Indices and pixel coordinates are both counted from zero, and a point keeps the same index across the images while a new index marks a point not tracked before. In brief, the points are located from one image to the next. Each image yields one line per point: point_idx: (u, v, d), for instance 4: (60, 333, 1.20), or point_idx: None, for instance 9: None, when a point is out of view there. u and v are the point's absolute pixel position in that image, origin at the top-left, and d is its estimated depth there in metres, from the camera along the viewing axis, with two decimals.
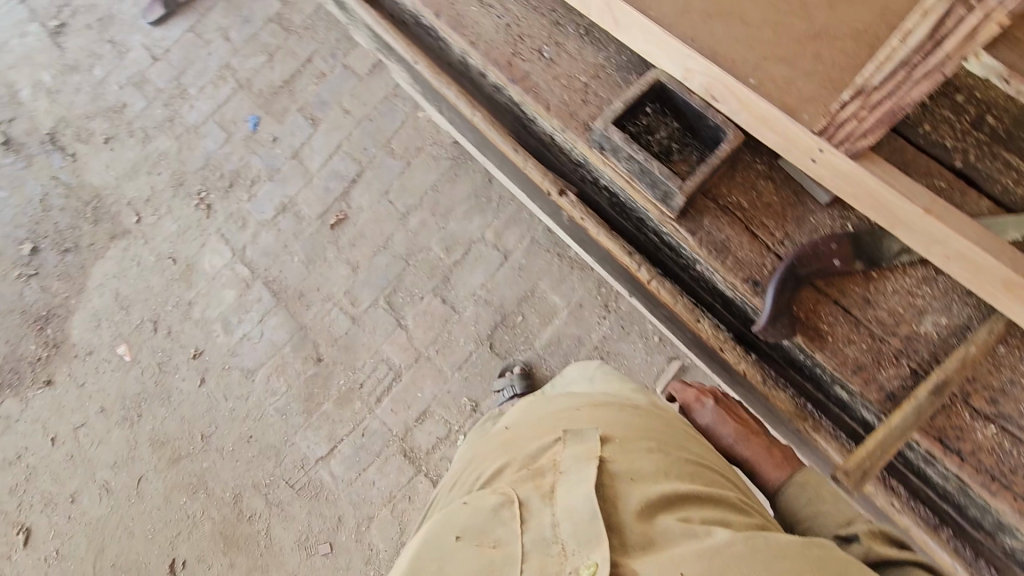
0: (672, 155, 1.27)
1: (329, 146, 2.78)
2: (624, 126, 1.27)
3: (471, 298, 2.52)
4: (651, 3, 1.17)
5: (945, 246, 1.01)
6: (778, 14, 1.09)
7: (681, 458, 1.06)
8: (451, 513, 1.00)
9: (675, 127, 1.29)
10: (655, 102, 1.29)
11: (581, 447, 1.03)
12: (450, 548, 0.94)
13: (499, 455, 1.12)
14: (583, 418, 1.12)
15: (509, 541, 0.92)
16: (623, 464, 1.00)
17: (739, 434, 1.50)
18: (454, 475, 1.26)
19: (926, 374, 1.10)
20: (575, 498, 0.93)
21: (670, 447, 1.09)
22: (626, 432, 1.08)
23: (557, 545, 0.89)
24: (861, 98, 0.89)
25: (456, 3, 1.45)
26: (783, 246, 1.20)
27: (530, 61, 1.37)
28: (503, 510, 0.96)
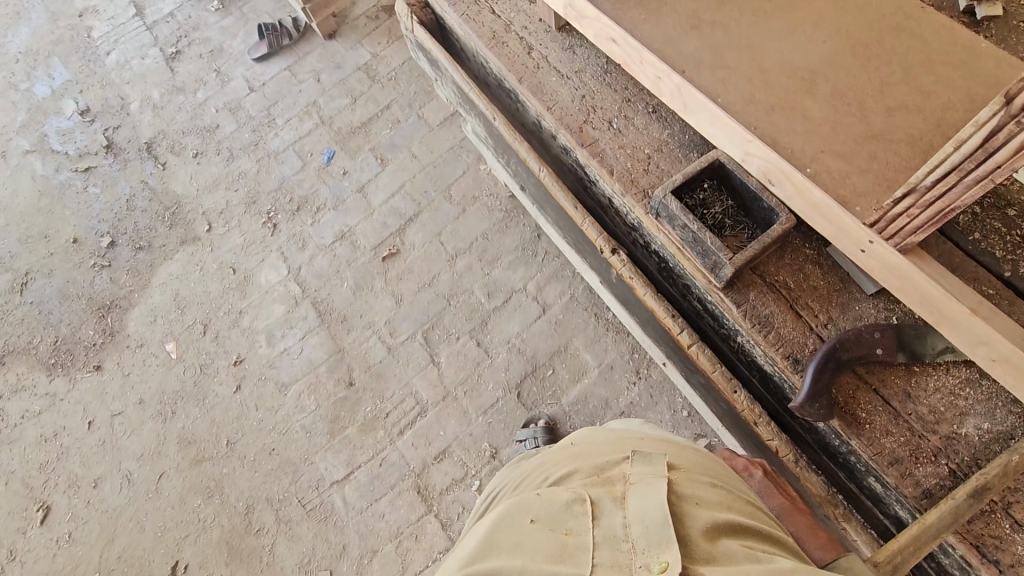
0: (725, 229, 1.34)
1: (393, 185, 2.96)
2: (681, 198, 1.35)
3: (505, 345, 2.57)
4: (720, 90, 1.26)
5: (991, 348, 1.03)
6: (837, 114, 1.19)
7: (744, 498, 1.05)
8: (523, 500, 1.02)
9: (729, 204, 1.36)
10: (713, 179, 1.37)
11: (650, 465, 1.03)
12: (523, 528, 0.95)
13: (566, 462, 1.13)
14: (649, 446, 1.14)
15: (580, 531, 0.92)
16: (690, 489, 0.99)
17: (785, 509, 1.15)
18: (515, 477, 1.25)
19: (965, 477, 1.09)
20: (646, 504, 0.93)
21: (735, 487, 1.07)
22: (691, 464, 1.09)
23: (628, 543, 0.89)
24: (913, 196, 0.97)
25: (538, 71, 1.60)
26: (826, 329, 1.23)
27: (600, 129, 1.50)
28: (575, 504, 0.97)
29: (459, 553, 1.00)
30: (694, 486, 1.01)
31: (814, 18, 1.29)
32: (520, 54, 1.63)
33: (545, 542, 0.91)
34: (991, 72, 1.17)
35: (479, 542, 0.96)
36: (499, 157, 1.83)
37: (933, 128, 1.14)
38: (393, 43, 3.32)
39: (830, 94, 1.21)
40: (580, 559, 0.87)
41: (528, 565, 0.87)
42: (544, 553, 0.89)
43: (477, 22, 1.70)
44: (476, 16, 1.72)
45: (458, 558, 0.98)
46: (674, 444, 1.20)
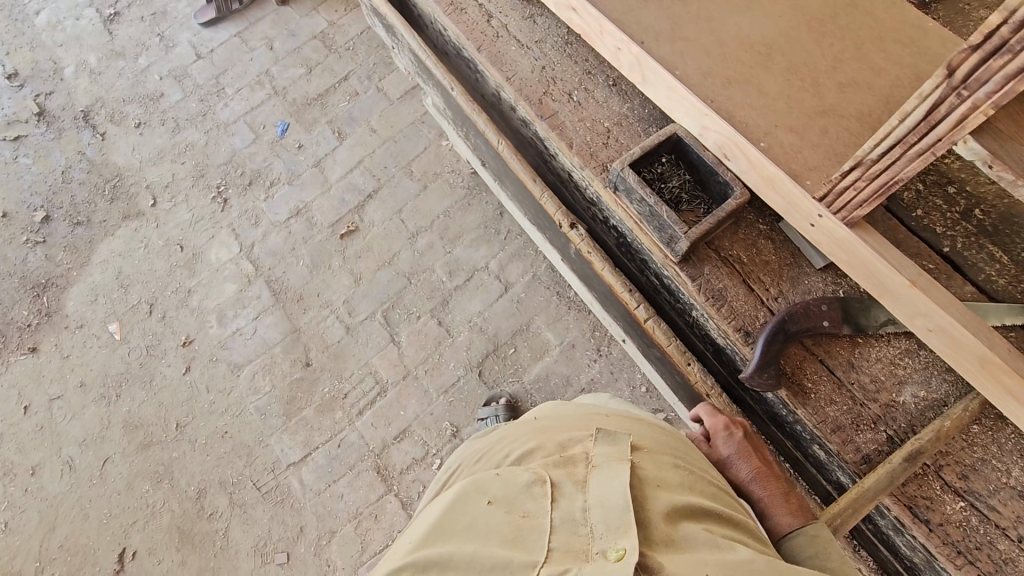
0: (682, 204, 1.34)
1: (350, 160, 2.87)
2: (639, 171, 1.34)
3: (467, 324, 2.55)
4: (679, 62, 1.25)
5: (929, 319, 1.07)
6: (791, 89, 1.20)
7: (705, 476, 1.08)
8: (483, 479, 1.06)
9: (686, 179, 1.36)
10: (671, 153, 1.38)
11: (613, 447, 1.04)
12: (481, 509, 1.00)
13: (529, 437, 1.15)
14: (615, 424, 1.16)
15: (538, 514, 0.97)
16: (653, 470, 1.02)
17: (758, 472, 1.13)
18: (477, 448, 1.30)
19: (902, 442, 1.14)
20: (606, 489, 0.96)
21: (696, 466, 1.10)
22: (656, 444, 1.11)
23: (586, 527, 0.92)
24: (860, 169, 0.98)
25: (498, 41, 1.56)
26: (776, 302, 1.26)
27: (560, 101, 1.47)
28: (535, 488, 1.00)
29: (417, 526, 1.05)
30: (657, 468, 1.03)
31: None
32: (479, 22, 1.58)
33: (504, 526, 0.95)
34: (936, 51, 1.20)
35: (439, 520, 1.01)
36: (457, 132, 1.79)
37: (882, 105, 1.17)
38: (351, 11, 3.19)
39: (786, 70, 1.22)
40: (536, 544, 0.92)
41: (482, 547, 0.92)
42: (501, 534, 0.94)
43: None
44: None
45: (417, 529, 1.04)
46: (639, 421, 1.21)
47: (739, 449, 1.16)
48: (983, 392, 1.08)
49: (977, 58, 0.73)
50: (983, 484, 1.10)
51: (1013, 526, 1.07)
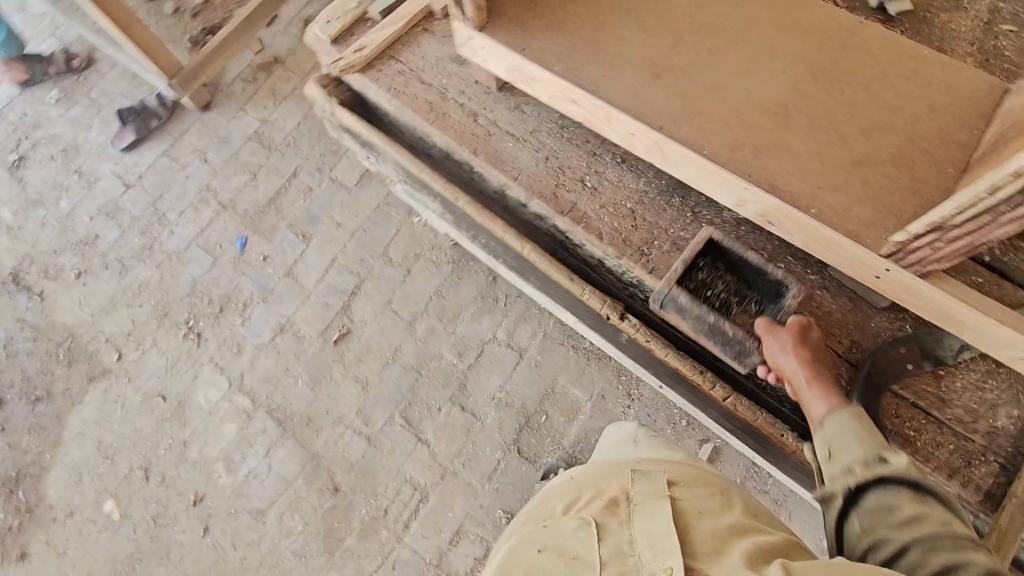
0: (733, 306, 1.33)
1: (323, 260, 2.72)
2: (686, 285, 1.29)
3: (491, 402, 2.46)
4: (702, 140, 1.22)
5: (1020, 349, 1.07)
6: (820, 145, 1.19)
7: (744, 498, 1.09)
8: (528, 532, 1.02)
9: (729, 278, 1.33)
10: (708, 254, 1.33)
11: (649, 485, 1.05)
12: (530, 556, 0.95)
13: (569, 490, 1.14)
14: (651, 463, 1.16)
15: (588, 554, 0.94)
16: (693, 498, 1.03)
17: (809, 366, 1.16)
18: (517, 517, 1.26)
19: (1018, 470, 1.14)
20: (651, 520, 0.97)
21: (734, 490, 1.11)
22: (691, 473, 1.11)
23: (635, 557, 0.92)
24: (938, 232, 0.97)
25: (491, 138, 1.48)
26: (852, 352, 1.26)
27: (574, 191, 1.42)
28: (580, 529, 0.98)
29: None
30: (698, 497, 1.04)
31: (768, 47, 1.28)
32: (466, 124, 1.50)
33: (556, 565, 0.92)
34: (941, 79, 1.22)
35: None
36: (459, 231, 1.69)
37: (912, 145, 1.17)
38: (281, 103, 3.02)
39: (809, 126, 1.21)
40: None
41: None
42: None
43: (408, 96, 1.55)
44: (406, 89, 1.55)
45: None
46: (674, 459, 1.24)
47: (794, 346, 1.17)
48: None
49: None
50: None
51: None
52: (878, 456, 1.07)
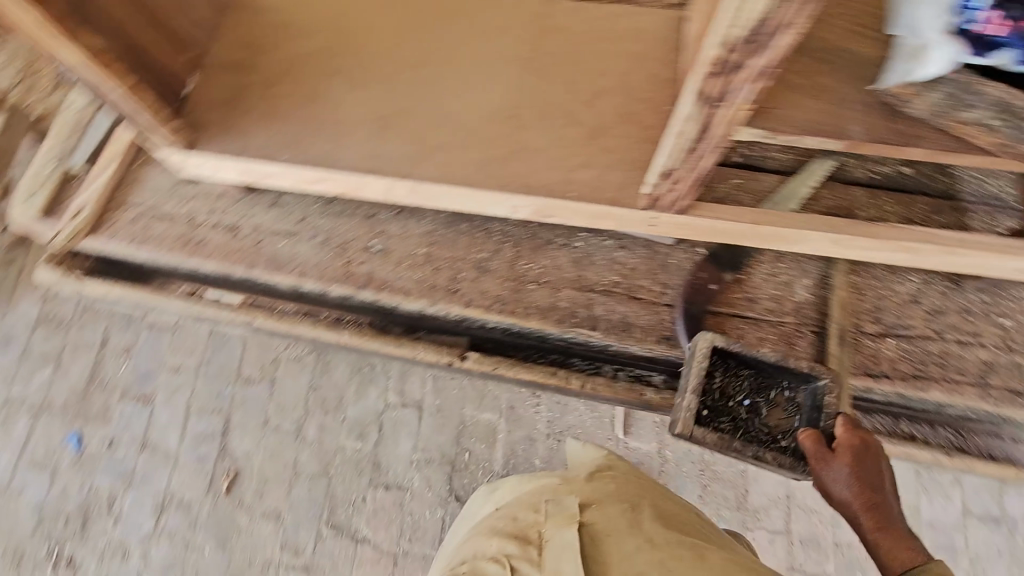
0: (762, 408, 1.27)
1: (177, 413, 2.48)
2: (704, 404, 1.24)
3: (411, 467, 2.39)
4: (451, 170, 1.22)
5: (783, 236, 1.19)
6: (556, 130, 1.23)
7: (647, 504, 1.32)
8: None
9: (749, 377, 1.28)
10: (719, 360, 1.26)
11: (560, 517, 1.25)
12: None
13: (496, 526, 1.34)
14: (564, 489, 1.36)
15: None
16: (600, 522, 1.24)
17: (865, 497, 1.08)
18: (454, 547, 1.47)
19: (828, 330, 1.27)
20: (560, 557, 1.17)
21: (638, 497, 1.33)
22: (601, 494, 1.32)
23: None
24: (668, 177, 1.04)
25: (261, 244, 1.39)
26: (667, 295, 1.33)
27: (365, 261, 1.37)
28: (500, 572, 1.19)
29: None
30: (604, 519, 1.25)
31: (477, 55, 1.29)
32: (229, 241, 1.40)
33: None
34: (632, 27, 1.30)
35: None
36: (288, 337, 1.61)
37: (631, 99, 1.24)
38: None
39: (540, 116, 1.24)
40: None
41: None
42: None
43: (156, 238, 1.41)
44: (149, 233, 1.42)
45: None
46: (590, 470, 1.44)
47: (853, 474, 1.09)
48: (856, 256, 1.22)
49: (720, 80, 0.76)
50: (890, 316, 1.30)
51: (928, 328, 1.28)
52: None
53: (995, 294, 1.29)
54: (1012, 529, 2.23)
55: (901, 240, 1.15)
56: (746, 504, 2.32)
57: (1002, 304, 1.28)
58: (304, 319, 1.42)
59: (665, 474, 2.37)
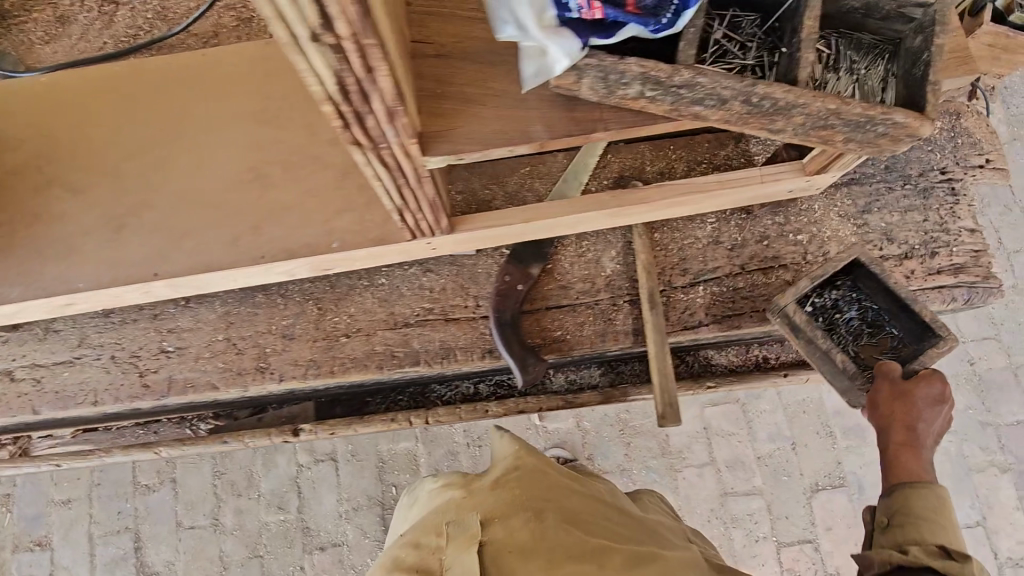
0: (864, 337, 1.24)
1: (81, 546, 2.32)
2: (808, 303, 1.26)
3: (341, 520, 2.31)
4: (202, 254, 1.11)
5: (562, 221, 1.16)
6: (304, 181, 1.13)
7: (560, 502, 1.06)
8: None
9: (867, 309, 1.24)
10: (848, 279, 1.25)
11: (461, 538, 0.96)
12: None
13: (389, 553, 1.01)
14: (469, 500, 1.06)
15: None
16: (508, 537, 0.96)
17: (897, 425, 1.12)
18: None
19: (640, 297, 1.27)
20: None
21: (549, 495, 1.06)
22: (513, 502, 1.02)
23: None
24: (406, 212, 0.97)
25: (42, 382, 1.27)
26: (481, 307, 1.29)
27: (161, 366, 1.27)
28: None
29: None
30: (512, 533, 0.97)
31: (202, 122, 1.17)
32: (4, 387, 1.26)
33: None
34: None
35: None
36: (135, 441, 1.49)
37: None
38: None
39: (284, 171, 1.14)
40: None
41: None
42: None
43: None
44: None
45: None
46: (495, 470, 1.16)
47: (899, 408, 1.11)
48: (643, 218, 1.21)
49: (353, 129, 0.70)
50: (698, 263, 1.30)
51: (734, 265, 1.29)
52: (942, 545, 1.04)
53: (785, 213, 1.30)
54: None
55: (669, 198, 1.14)
56: (669, 448, 2.38)
57: (794, 220, 1.29)
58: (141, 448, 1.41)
59: (589, 445, 2.38)
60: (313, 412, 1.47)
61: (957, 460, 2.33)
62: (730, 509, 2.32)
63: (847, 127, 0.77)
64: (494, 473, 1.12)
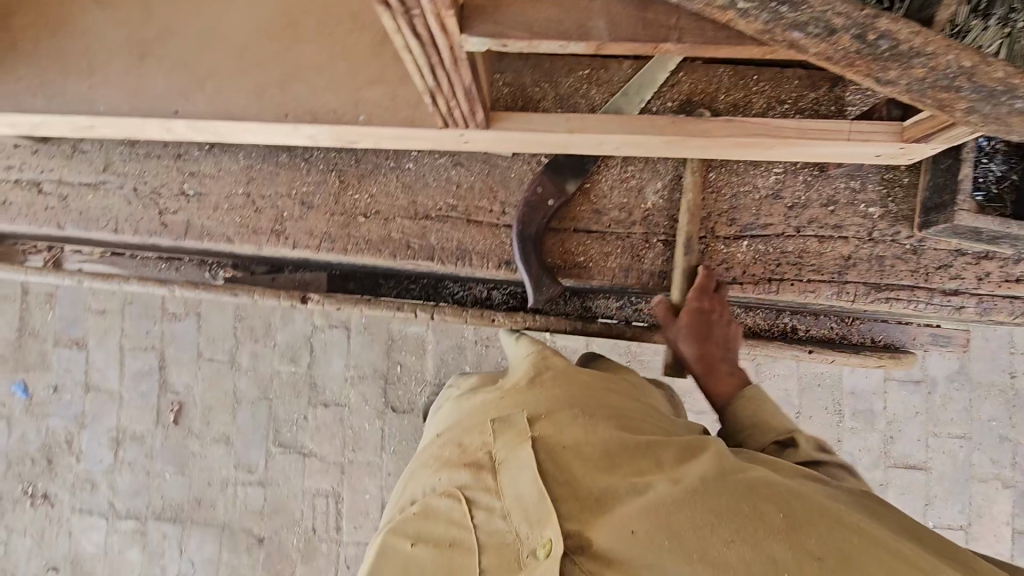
0: (989, 199, 1.04)
1: (112, 354, 2.54)
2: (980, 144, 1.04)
3: (347, 384, 2.42)
4: (226, 101, 1.06)
5: (610, 139, 1.04)
6: (338, 39, 1.04)
7: (606, 395, 0.90)
8: (394, 523, 0.79)
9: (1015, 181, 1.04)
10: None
11: (509, 430, 0.82)
12: (405, 559, 0.75)
13: (426, 451, 0.90)
14: (507, 395, 0.91)
15: (464, 536, 0.75)
16: (557, 434, 0.81)
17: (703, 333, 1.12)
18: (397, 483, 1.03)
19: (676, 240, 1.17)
20: (519, 481, 0.76)
21: (593, 389, 0.91)
22: (556, 400, 0.87)
23: (511, 533, 0.73)
24: (440, 95, 0.88)
25: (68, 201, 1.29)
26: (506, 216, 1.21)
27: (180, 208, 1.26)
28: (453, 511, 0.77)
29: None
30: (561, 427, 0.82)
31: None
32: (34, 198, 1.30)
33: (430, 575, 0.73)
34: None
35: None
36: (156, 274, 1.54)
37: None
38: None
39: (320, 23, 1.04)
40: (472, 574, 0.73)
41: None
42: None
43: None
44: None
45: None
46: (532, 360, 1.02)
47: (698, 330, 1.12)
48: (702, 154, 1.08)
49: None
50: (747, 215, 1.17)
51: (787, 225, 1.17)
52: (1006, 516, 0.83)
53: (863, 178, 1.15)
54: (931, 390, 2.27)
55: (736, 137, 1.01)
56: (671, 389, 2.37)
57: (870, 189, 1.14)
58: (157, 283, 1.46)
59: None
60: (325, 283, 1.47)
61: (962, 466, 2.25)
62: None
63: (975, 94, 0.65)
64: (524, 369, 0.98)
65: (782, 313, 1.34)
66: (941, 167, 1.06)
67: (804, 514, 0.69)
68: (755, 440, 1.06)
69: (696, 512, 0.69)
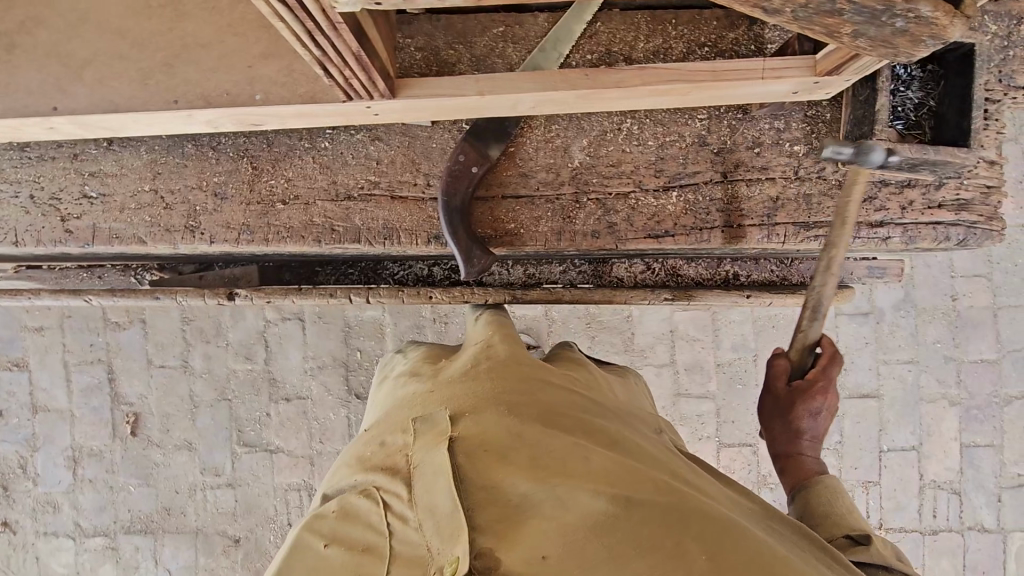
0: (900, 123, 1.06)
1: (57, 371, 2.43)
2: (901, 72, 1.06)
3: (307, 375, 2.37)
4: (106, 91, 0.98)
5: (524, 98, 1.00)
6: (223, 14, 0.96)
7: (540, 391, 0.87)
8: (310, 520, 0.77)
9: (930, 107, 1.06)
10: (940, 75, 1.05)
11: (430, 431, 0.79)
12: (318, 561, 0.73)
13: (353, 447, 0.87)
14: (438, 392, 0.88)
15: (377, 541, 0.73)
16: (479, 435, 0.78)
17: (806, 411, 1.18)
18: None
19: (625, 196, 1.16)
20: (431, 486, 0.72)
21: (529, 385, 0.88)
22: (483, 396, 0.84)
23: (422, 546, 0.69)
24: (331, 65, 0.82)
25: None
26: (432, 188, 1.17)
27: (83, 212, 1.18)
28: (370, 514, 0.75)
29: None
30: (484, 429, 0.79)
31: None
32: None
33: None
34: None
35: None
36: (78, 284, 1.46)
37: None
38: None
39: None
40: None
41: None
42: None
43: None
44: None
45: None
46: (472, 351, 0.98)
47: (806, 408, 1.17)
48: (621, 104, 1.05)
49: None
50: (674, 165, 1.16)
51: (715, 171, 1.15)
52: None
53: (784, 118, 1.14)
54: (879, 320, 2.35)
55: (652, 86, 0.99)
56: (633, 346, 2.40)
57: (794, 127, 1.14)
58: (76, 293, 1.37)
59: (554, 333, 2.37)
60: (256, 276, 1.41)
61: (911, 388, 2.35)
62: (682, 409, 2.39)
63: (858, 17, 0.64)
64: (462, 363, 0.95)
65: (721, 262, 1.34)
66: (859, 99, 1.05)
67: (728, 559, 0.70)
68: (823, 530, 1.09)
69: (618, 545, 0.69)
